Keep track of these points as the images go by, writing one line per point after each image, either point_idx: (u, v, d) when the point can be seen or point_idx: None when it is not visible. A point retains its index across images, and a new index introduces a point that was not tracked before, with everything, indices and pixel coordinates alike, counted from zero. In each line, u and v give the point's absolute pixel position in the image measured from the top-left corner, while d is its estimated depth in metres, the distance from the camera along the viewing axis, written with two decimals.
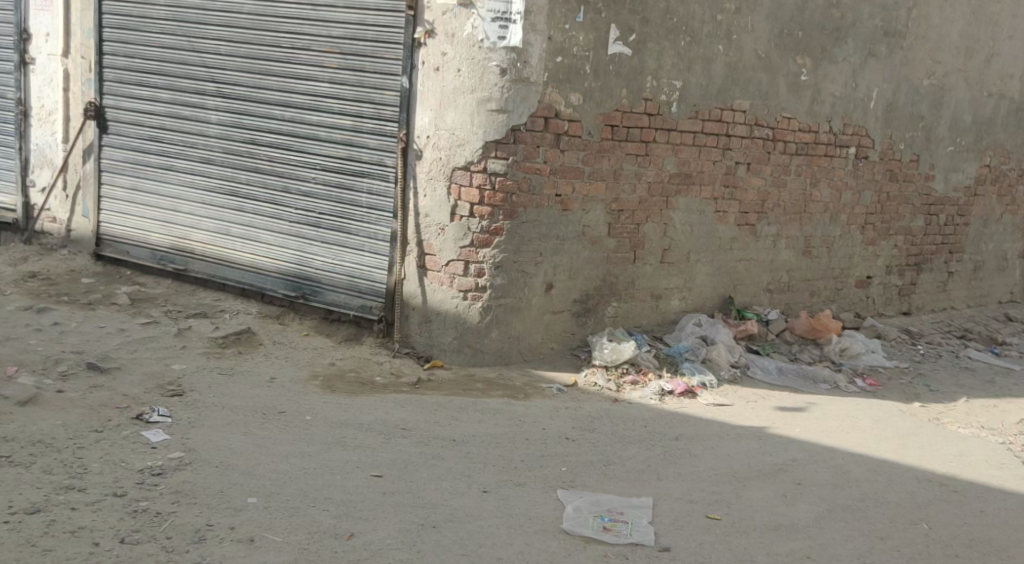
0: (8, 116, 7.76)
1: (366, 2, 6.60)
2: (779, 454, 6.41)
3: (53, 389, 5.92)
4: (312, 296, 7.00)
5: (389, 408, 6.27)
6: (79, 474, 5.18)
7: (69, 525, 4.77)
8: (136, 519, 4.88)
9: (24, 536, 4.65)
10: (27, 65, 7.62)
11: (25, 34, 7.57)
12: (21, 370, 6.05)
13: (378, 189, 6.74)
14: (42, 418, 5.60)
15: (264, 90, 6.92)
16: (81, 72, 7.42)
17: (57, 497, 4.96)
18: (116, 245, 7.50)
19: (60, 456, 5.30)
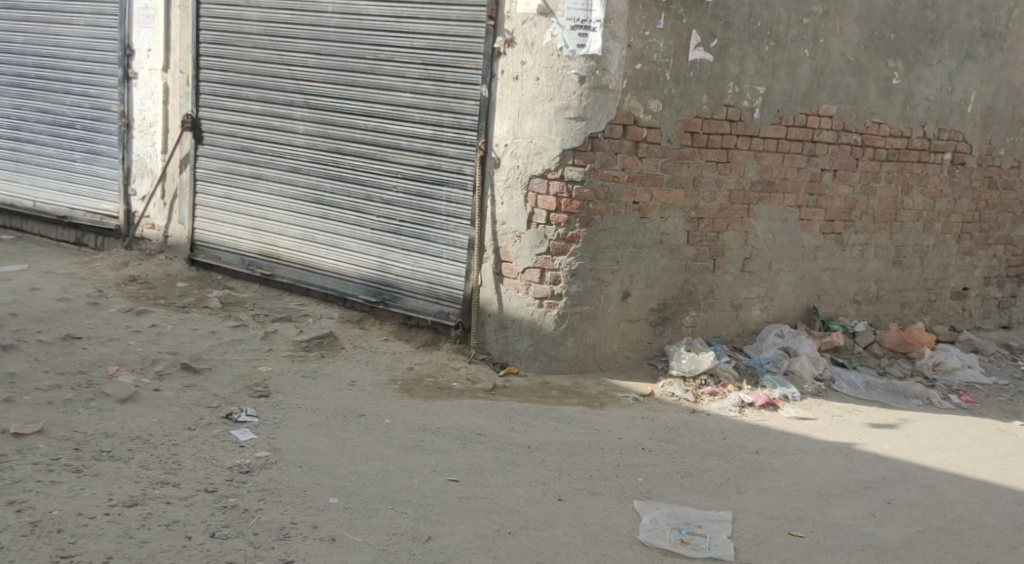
0: (112, 129, 8.21)
1: (447, 12, 6.71)
2: (866, 471, 6.20)
3: (150, 388, 6.23)
4: (392, 302, 7.14)
5: (465, 414, 6.34)
6: (174, 469, 5.42)
7: (164, 518, 4.99)
8: (225, 515, 5.08)
9: (123, 528, 4.89)
10: (130, 79, 8.05)
11: (129, 50, 8.01)
12: (121, 370, 6.38)
13: (457, 198, 6.82)
14: (139, 416, 5.89)
15: (348, 101, 7.11)
16: (180, 85, 7.79)
17: (154, 491, 5.20)
18: (209, 251, 7.83)
19: (156, 452, 5.57)
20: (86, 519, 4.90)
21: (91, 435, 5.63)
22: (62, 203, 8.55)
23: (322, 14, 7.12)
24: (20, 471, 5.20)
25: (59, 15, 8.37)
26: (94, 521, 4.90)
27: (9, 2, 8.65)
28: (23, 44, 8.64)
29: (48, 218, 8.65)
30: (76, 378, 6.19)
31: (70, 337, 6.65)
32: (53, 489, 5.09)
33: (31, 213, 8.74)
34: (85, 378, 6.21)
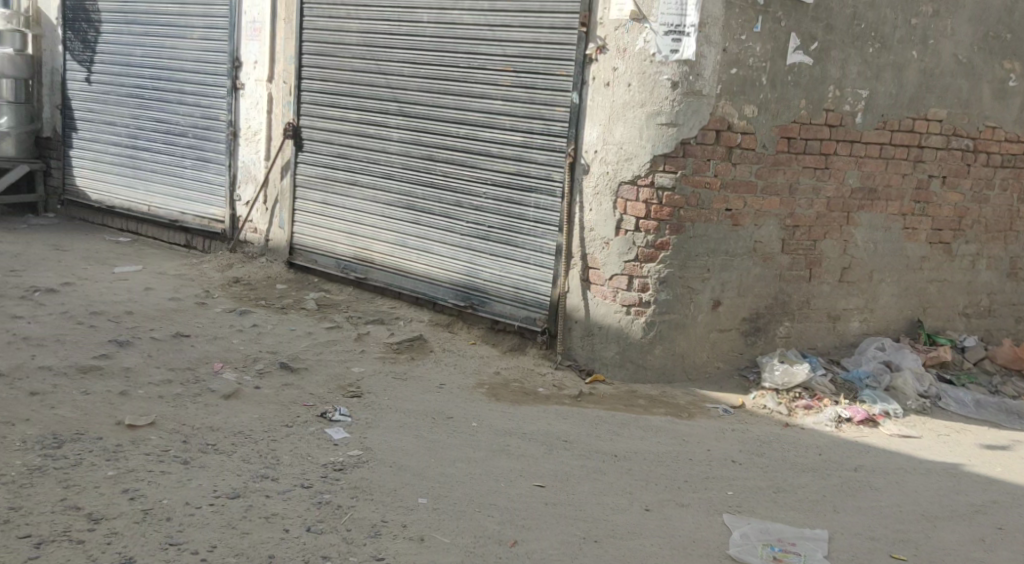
0: (221, 137, 8.59)
1: (541, 19, 6.70)
2: (976, 493, 5.86)
3: (252, 385, 6.41)
4: (480, 307, 7.20)
5: (551, 419, 6.27)
6: (273, 465, 5.53)
7: (263, 511, 5.05)
8: (320, 510, 5.12)
9: (226, 519, 4.96)
10: (237, 90, 8.41)
11: (237, 62, 8.37)
12: (225, 367, 6.59)
13: (546, 204, 6.80)
14: (241, 411, 6.08)
15: (441, 109, 7.22)
16: (283, 94, 8.09)
17: (255, 484, 5.29)
18: (306, 254, 8.09)
19: (256, 446, 5.71)
20: (192, 509, 4.99)
21: (198, 429, 5.81)
22: (174, 208, 9.01)
23: (418, 24, 7.26)
24: (134, 460, 5.38)
25: (174, 30, 8.83)
26: (200, 511, 4.99)
27: (130, 18, 9.19)
28: (141, 57, 9.15)
29: (161, 222, 9.13)
30: (184, 374, 6.45)
31: (180, 335, 6.92)
32: (163, 479, 5.23)
33: (147, 217, 9.25)
34: (192, 374, 6.46)
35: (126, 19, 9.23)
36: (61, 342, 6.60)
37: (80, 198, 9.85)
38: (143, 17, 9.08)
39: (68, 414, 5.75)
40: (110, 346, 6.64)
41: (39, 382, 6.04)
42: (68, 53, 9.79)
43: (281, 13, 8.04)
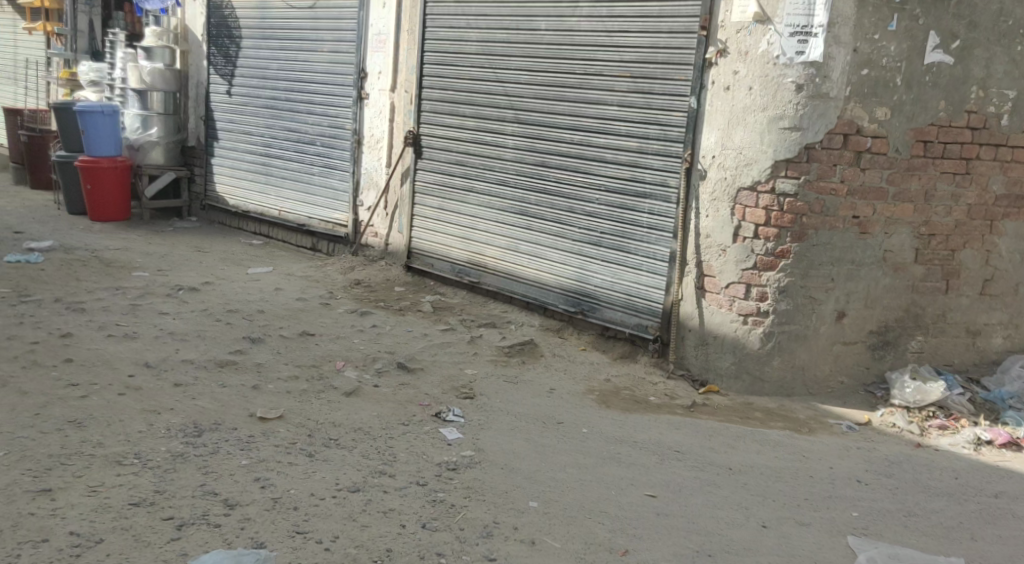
0: (348, 145, 8.93)
1: (660, 24, 6.61)
2: None
3: (371, 383, 6.38)
4: (591, 313, 7.16)
5: (664, 428, 6.02)
6: (389, 461, 5.42)
7: (381, 506, 4.98)
8: (434, 508, 5.00)
9: (348, 510, 4.92)
10: (362, 100, 8.79)
11: (363, 73, 8.75)
12: (347, 365, 6.63)
13: (660, 210, 6.70)
14: (361, 408, 6.02)
15: (557, 115, 7.22)
16: (404, 103, 8.38)
17: (373, 479, 5.22)
18: (423, 258, 8.29)
19: (375, 443, 5.62)
20: (317, 499, 4.98)
21: (321, 424, 5.80)
22: (302, 212, 9.46)
23: (536, 32, 7.30)
24: (265, 451, 5.41)
25: (308, 44, 9.27)
26: (324, 502, 4.97)
27: (268, 34, 9.70)
28: (277, 71, 9.65)
29: (290, 226, 9.58)
30: (309, 370, 6.51)
31: (306, 334, 7.10)
32: (291, 470, 5.23)
33: (277, 221, 9.73)
34: (316, 370, 6.51)
35: (263, 36, 9.75)
36: (201, 338, 6.89)
37: (220, 203, 10.43)
38: (281, 33, 9.57)
39: (206, 404, 5.90)
40: (244, 342, 6.87)
41: (180, 374, 6.28)
42: (210, 67, 10.36)
43: (406, 24, 8.30)
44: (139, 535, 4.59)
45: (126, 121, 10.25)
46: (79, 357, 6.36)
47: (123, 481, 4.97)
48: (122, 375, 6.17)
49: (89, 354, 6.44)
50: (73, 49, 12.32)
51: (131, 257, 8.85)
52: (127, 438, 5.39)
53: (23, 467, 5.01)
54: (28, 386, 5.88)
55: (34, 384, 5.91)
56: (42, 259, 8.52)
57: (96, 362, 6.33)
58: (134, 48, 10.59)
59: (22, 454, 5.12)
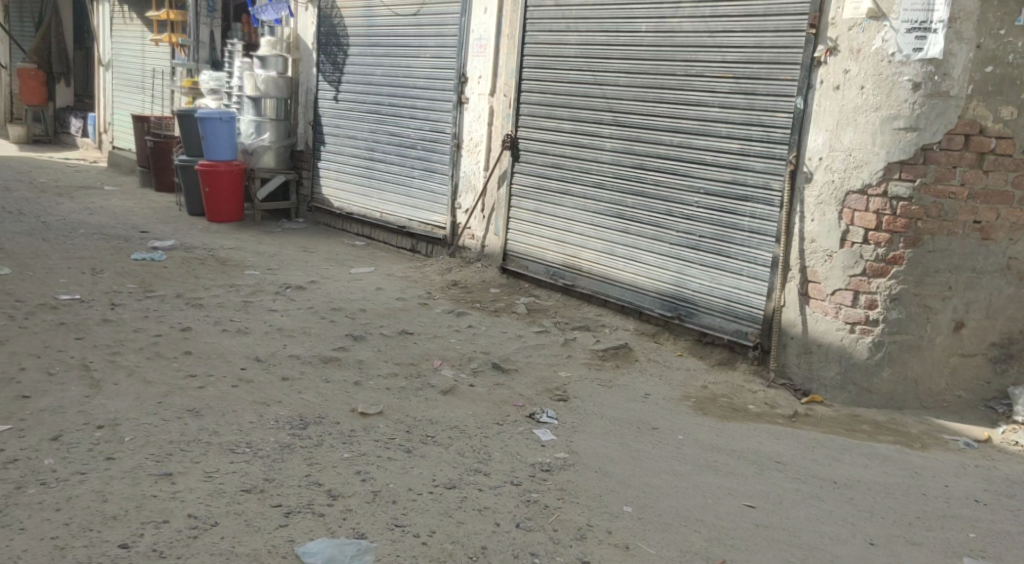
0: (448, 147, 8.96)
1: (765, 24, 6.41)
2: None
3: (466, 383, 6.36)
4: (687, 318, 7.01)
5: (765, 439, 5.82)
6: (485, 460, 5.39)
7: (476, 503, 4.95)
8: (528, 508, 4.94)
9: (444, 507, 4.91)
10: (462, 103, 8.81)
11: (463, 77, 8.78)
12: (444, 364, 6.63)
13: (762, 214, 6.50)
14: (456, 407, 6.00)
15: (656, 117, 7.08)
16: (503, 107, 8.37)
17: (468, 477, 5.20)
18: (518, 260, 8.26)
19: (470, 441, 5.59)
20: (414, 494, 4.99)
21: (418, 421, 5.80)
22: (403, 214, 9.55)
23: (636, 34, 7.18)
24: (365, 445, 5.45)
25: (412, 49, 9.37)
26: (421, 498, 4.97)
27: (373, 40, 9.83)
28: (381, 76, 9.78)
29: (391, 227, 9.69)
30: (407, 368, 6.53)
31: (406, 332, 7.15)
32: (389, 464, 5.25)
33: (379, 223, 9.85)
34: (414, 368, 6.53)
35: (368, 42, 9.90)
36: (307, 334, 7.01)
37: (326, 205, 10.59)
38: (386, 39, 9.69)
39: (311, 398, 5.97)
40: (346, 339, 6.95)
41: (288, 368, 6.39)
42: (319, 74, 10.54)
43: (507, 28, 8.30)
44: (250, 520, 4.66)
45: (241, 127, 10.56)
46: (197, 350, 6.54)
47: (236, 468, 5.07)
48: (234, 367, 6.32)
49: (206, 347, 6.62)
50: (194, 59, 12.71)
51: (243, 256, 9.06)
52: (240, 428, 5.50)
53: (146, 452, 5.16)
54: (150, 375, 6.08)
55: (155, 374, 6.11)
56: (165, 258, 8.80)
57: (212, 354, 6.50)
58: (250, 57, 10.89)
59: (145, 439, 5.28)
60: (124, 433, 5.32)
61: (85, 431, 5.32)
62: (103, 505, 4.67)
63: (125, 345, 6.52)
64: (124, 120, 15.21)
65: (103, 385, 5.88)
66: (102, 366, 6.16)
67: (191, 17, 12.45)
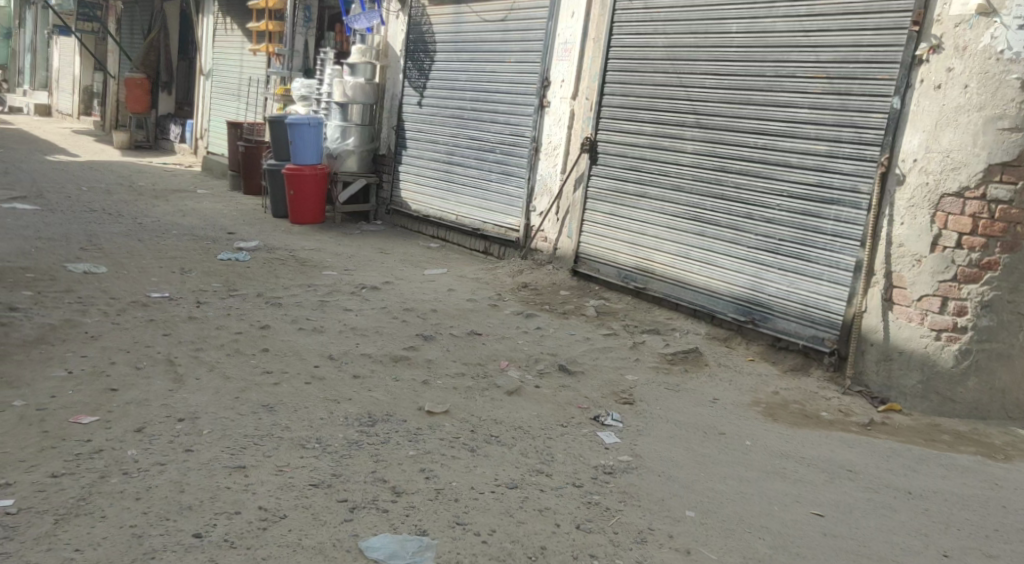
0: (526, 151, 8.95)
1: (864, 22, 6.29)
2: None
3: (532, 384, 6.31)
4: (763, 322, 6.87)
5: (837, 447, 5.65)
6: (547, 461, 5.34)
7: (537, 504, 4.90)
8: (589, 510, 4.87)
9: (505, 506, 4.86)
10: (544, 107, 8.79)
11: (547, 82, 8.76)
12: (511, 365, 6.59)
13: (848, 216, 6.36)
14: (522, 407, 5.96)
15: (740, 120, 6.97)
16: (584, 111, 8.32)
17: (530, 478, 5.14)
18: (590, 263, 8.19)
19: (533, 442, 5.54)
20: (476, 493, 4.95)
21: (484, 420, 5.77)
22: (477, 217, 9.56)
23: (726, 35, 7.09)
24: (430, 443, 5.43)
25: (497, 55, 9.40)
26: (483, 496, 4.93)
27: (460, 46, 9.90)
28: (465, 81, 9.82)
29: (466, 229, 9.71)
30: (474, 368, 6.51)
31: (474, 333, 7.12)
32: (453, 463, 5.23)
33: (453, 225, 9.88)
34: (481, 369, 6.51)
35: (455, 48, 9.97)
36: (379, 333, 7.03)
37: (403, 207, 10.67)
38: (473, 44, 9.75)
39: (380, 396, 5.98)
40: (417, 339, 6.96)
41: (359, 366, 6.42)
42: (406, 81, 10.63)
43: (594, 31, 8.27)
44: (317, 514, 4.68)
45: (328, 132, 10.71)
46: (274, 347, 6.62)
47: (305, 463, 5.10)
48: (309, 364, 6.37)
49: (282, 344, 6.69)
50: (288, 68, 12.89)
51: (322, 257, 9.16)
52: (311, 424, 5.53)
53: (222, 445, 5.22)
54: (230, 371, 6.16)
55: (234, 370, 6.19)
56: (249, 259, 8.94)
57: (288, 351, 6.56)
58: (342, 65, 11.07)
59: (222, 432, 5.34)
60: (202, 427, 5.39)
61: (167, 424, 5.40)
62: (180, 495, 4.74)
63: (207, 342, 6.62)
64: (218, 127, 15.57)
65: (185, 380, 5.98)
66: (186, 362, 6.26)
67: (287, 26, 12.69)
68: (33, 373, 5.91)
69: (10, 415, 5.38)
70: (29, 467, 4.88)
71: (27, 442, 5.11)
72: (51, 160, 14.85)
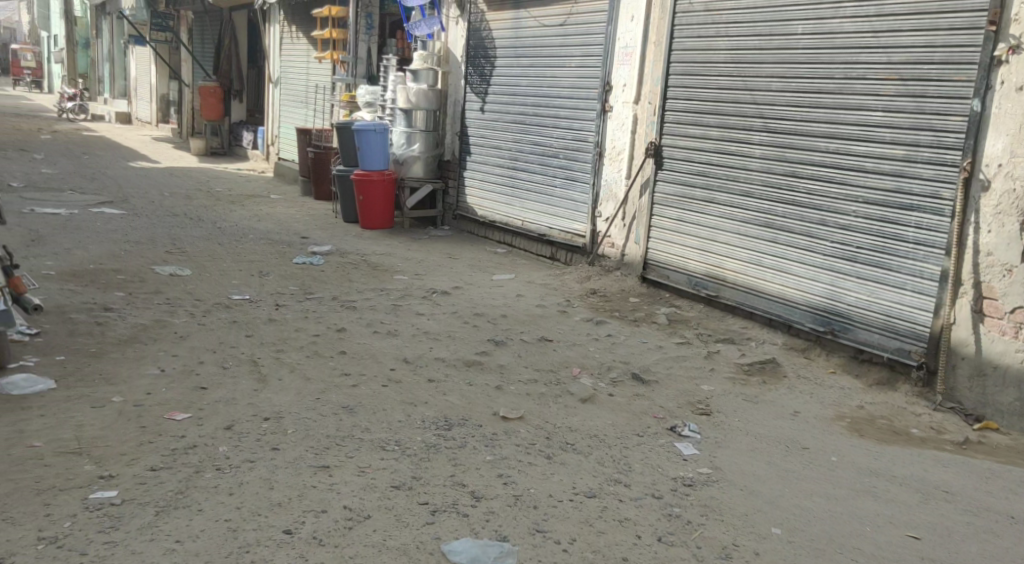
0: (591, 156, 8.82)
1: (938, 21, 6.06)
2: None
3: (606, 392, 6.19)
4: (842, 333, 6.64)
5: (930, 466, 5.42)
6: (625, 471, 5.22)
7: (617, 514, 4.79)
8: (671, 523, 4.74)
9: (585, 515, 4.76)
10: (606, 112, 8.65)
11: (609, 86, 8.62)
12: (583, 373, 6.48)
13: (929, 224, 6.13)
14: (598, 416, 5.84)
15: (810, 123, 6.77)
16: (647, 115, 8.15)
17: (608, 487, 5.03)
18: (660, 270, 8.03)
19: (610, 451, 5.42)
20: (555, 501, 4.85)
21: (559, 427, 5.67)
22: (543, 223, 9.47)
23: (792, 36, 6.89)
24: (506, 449, 5.35)
25: (557, 60, 9.28)
26: (562, 504, 4.83)
27: (520, 53, 9.80)
28: (525, 87, 9.72)
29: (532, 235, 9.62)
30: (546, 375, 6.41)
31: (545, 340, 7.02)
32: (529, 470, 5.14)
33: (520, 231, 9.80)
34: (554, 376, 6.40)
35: (515, 54, 9.86)
36: (451, 338, 6.98)
37: (470, 213, 10.62)
38: (533, 50, 9.64)
39: (456, 401, 5.92)
40: (489, 345, 6.88)
41: (435, 370, 6.37)
42: (468, 86, 10.55)
43: (654, 36, 8.09)
44: (400, 515, 4.64)
45: (393, 139, 10.69)
46: (351, 350, 6.61)
47: (386, 464, 5.06)
48: (385, 368, 6.35)
49: (359, 347, 6.68)
50: (352, 75, 12.93)
51: (393, 262, 9.16)
52: (390, 426, 5.49)
53: (307, 444, 5.21)
54: (310, 372, 6.16)
55: (314, 371, 6.19)
56: (323, 262, 8.98)
57: (364, 355, 6.55)
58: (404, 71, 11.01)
59: (306, 432, 5.33)
60: (287, 426, 5.39)
61: (253, 422, 5.41)
62: (270, 492, 4.74)
63: (287, 344, 6.64)
64: (287, 134, 15.70)
65: (268, 380, 6.00)
66: (268, 362, 6.28)
67: (350, 34, 12.72)
68: (128, 371, 5.98)
69: (108, 409, 5.45)
70: (129, 460, 4.93)
71: (126, 436, 5.16)
72: (133, 167, 15.17)
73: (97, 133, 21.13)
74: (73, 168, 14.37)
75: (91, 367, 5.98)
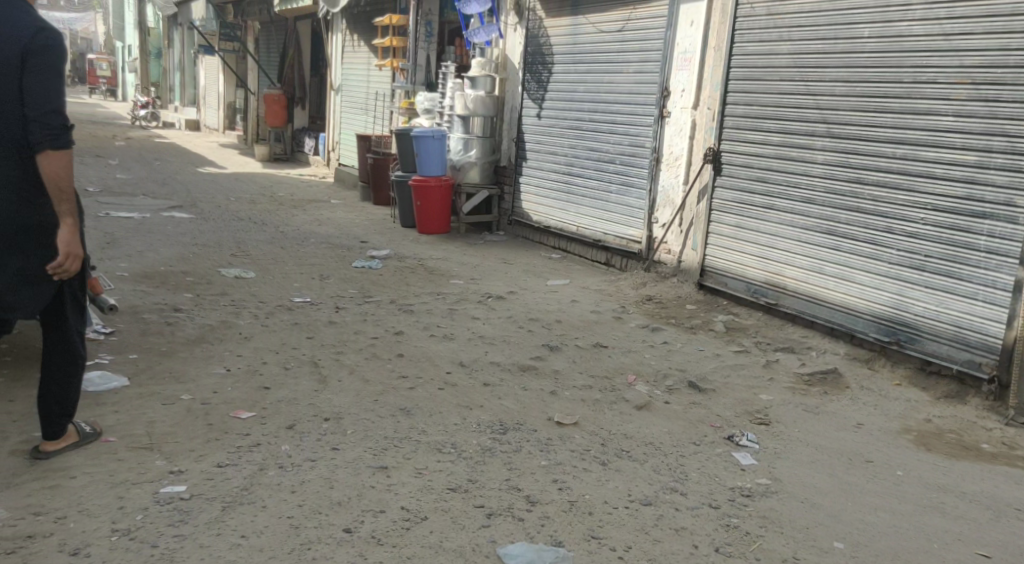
0: (647, 162, 8.72)
1: (1013, 23, 5.89)
2: None
3: (662, 400, 6.10)
4: (907, 344, 6.47)
5: (999, 482, 5.24)
6: (681, 479, 5.12)
7: (673, 523, 4.69)
8: (729, 533, 4.64)
9: (641, 523, 4.67)
10: (664, 118, 8.55)
11: (667, 91, 8.52)
12: (639, 380, 6.38)
13: (1002, 232, 5.94)
14: (654, 424, 5.75)
15: (876, 128, 6.61)
16: (706, 121, 8.03)
17: (664, 496, 4.94)
18: (717, 277, 7.91)
19: (666, 459, 5.33)
20: (611, 508, 4.77)
21: (615, 434, 5.59)
22: (598, 229, 9.39)
23: (858, 39, 6.73)
24: (561, 454, 5.28)
25: (615, 66, 9.19)
26: (618, 511, 4.75)
27: (577, 60, 9.73)
28: (582, 94, 9.66)
29: (587, 241, 9.54)
30: (602, 381, 6.33)
31: (601, 346, 6.94)
32: (585, 476, 5.06)
33: (575, 237, 9.73)
34: (609, 383, 6.31)
35: (572, 60, 9.80)
36: (507, 343, 6.93)
37: (525, 219, 10.58)
38: (590, 56, 9.57)
39: (511, 405, 5.86)
40: (543, 350, 6.81)
41: (490, 374, 6.32)
42: (525, 92, 10.51)
43: (714, 41, 7.96)
44: (456, 517, 4.60)
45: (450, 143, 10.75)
46: (409, 352, 6.59)
47: (443, 467, 5.03)
48: (441, 371, 6.32)
49: (416, 350, 6.66)
50: (412, 82, 12.97)
51: (450, 266, 9.15)
52: (446, 429, 5.46)
53: (366, 444, 5.20)
54: (369, 374, 6.16)
55: (372, 373, 6.19)
56: (382, 265, 9.01)
57: (422, 358, 6.53)
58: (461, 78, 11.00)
59: (365, 433, 5.32)
60: (347, 426, 5.39)
61: (314, 422, 5.41)
62: (330, 491, 4.73)
63: (347, 346, 6.65)
64: (348, 140, 15.83)
65: (328, 380, 6.01)
66: (329, 363, 6.29)
67: (410, 41, 12.78)
68: (195, 369, 6.03)
69: (176, 406, 5.49)
70: (197, 456, 4.96)
71: (193, 433, 5.19)
72: (200, 172, 15.42)
73: (167, 139, 21.52)
74: (145, 173, 14.67)
75: (161, 365, 6.04)
